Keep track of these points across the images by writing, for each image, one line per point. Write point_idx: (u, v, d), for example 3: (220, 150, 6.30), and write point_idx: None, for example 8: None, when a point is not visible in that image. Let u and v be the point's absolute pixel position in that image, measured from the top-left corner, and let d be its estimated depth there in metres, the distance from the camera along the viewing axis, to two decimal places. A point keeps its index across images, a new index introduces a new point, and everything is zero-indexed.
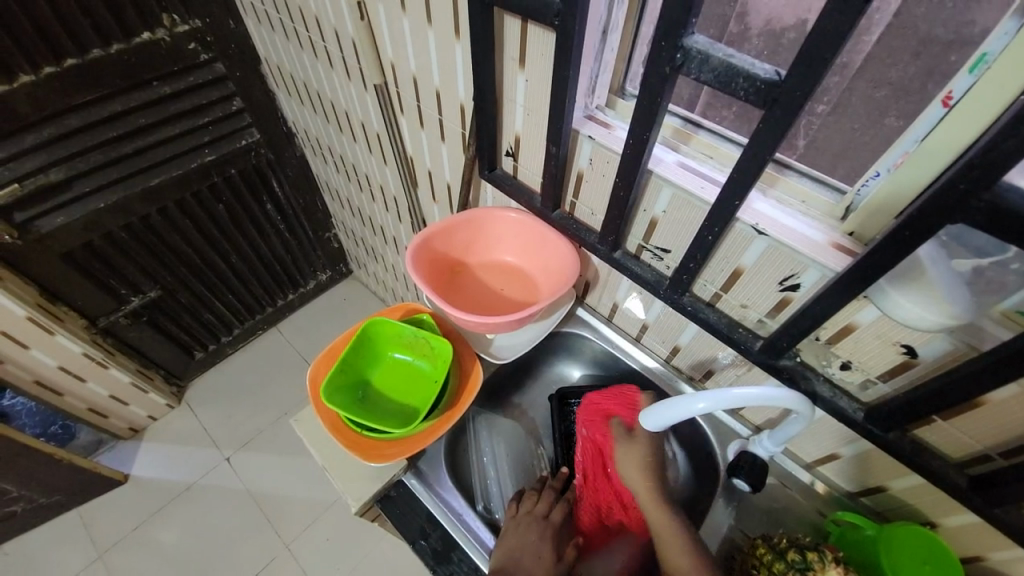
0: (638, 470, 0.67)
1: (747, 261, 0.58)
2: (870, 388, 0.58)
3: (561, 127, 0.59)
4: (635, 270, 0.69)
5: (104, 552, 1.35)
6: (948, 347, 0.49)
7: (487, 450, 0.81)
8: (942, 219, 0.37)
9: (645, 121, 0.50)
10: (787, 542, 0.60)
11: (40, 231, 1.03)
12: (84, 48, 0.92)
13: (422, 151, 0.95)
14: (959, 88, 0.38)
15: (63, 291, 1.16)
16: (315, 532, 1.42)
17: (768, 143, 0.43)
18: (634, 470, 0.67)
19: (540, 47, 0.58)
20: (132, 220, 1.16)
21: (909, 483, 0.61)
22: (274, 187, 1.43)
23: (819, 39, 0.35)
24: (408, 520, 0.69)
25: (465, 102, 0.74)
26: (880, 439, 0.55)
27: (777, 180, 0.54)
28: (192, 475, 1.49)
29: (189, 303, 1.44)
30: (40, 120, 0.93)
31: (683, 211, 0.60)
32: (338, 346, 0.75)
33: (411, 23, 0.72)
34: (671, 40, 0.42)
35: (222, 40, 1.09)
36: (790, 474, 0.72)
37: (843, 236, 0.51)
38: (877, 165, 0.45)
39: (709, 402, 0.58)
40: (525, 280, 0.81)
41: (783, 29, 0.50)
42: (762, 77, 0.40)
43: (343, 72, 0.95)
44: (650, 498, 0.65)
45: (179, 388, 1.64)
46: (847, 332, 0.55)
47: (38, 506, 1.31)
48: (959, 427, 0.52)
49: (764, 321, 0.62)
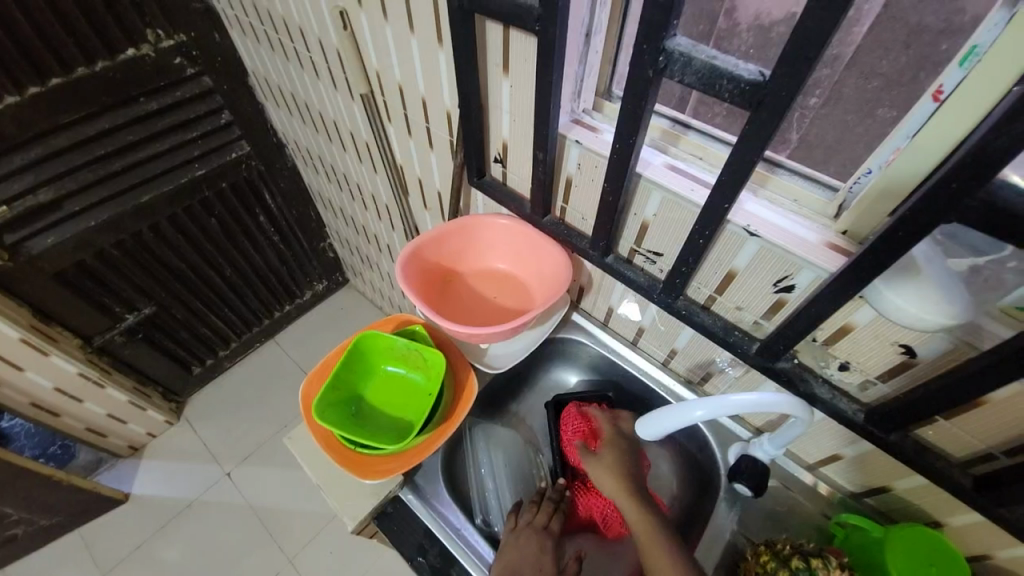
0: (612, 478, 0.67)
1: (739, 264, 0.57)
2: (869, 388, 0.57)
3: (547, 133, 0.58)
4: (627, 274, 0.67)
5: (107, 572, 1.34)
6: (947, 346, 0.48)
7: (484, 461, 0.78)
8: (937, 219, 0.36)
9: (631, 124, 0.49)
10: (791, 549, 0.59)
11: (30, 252, 1.02)
12: (69, 67, 0.91)
13: (412, 159, 0.94)
14: (949, 82, 0.37)
15: (55, 311, 1.15)
16: (319, 544, 1.41)
17: (757, 145, 0.42)
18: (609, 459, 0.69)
19: (523, 52, 0.57)
20: (123, 237, 1.15)
21: (912, 483, 0.60)
22: (267, 199, 1.42)
23: (804, 39, 0.34)
24: (405, 536, 0.68)
25: (451, 108, 0.73)
26: (881, 441, 0.54)
27: (767, 179, 0.53)
28: (194, 491, 1.48)
29: (183, 318, 1.43)
30: (26, 141, 0.92)
31: (673, 213, 0.59)
32: (330, 361, 0.74)
33: (393, 30, 0.71)
34: (654, 43, 0.42)
35: (208, 54, 1.09)
36: (790, 475, 0.72)
37: (837, 235, 0.50)
38: (869, 162, 0.45)
39: (707, 410, 0.58)
40: (518, 286, 0.80)
41: (771, 23, 0.49)
42: (746, 78, 0.39)
43: (329, 82, 0.94)
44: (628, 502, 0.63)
45: (177, 405, 1.63)
46: (845, 333, 0.54)
47: (38, 529, 1.30)
48: (961, 426, 0.51)
49: (759, 323, 0.61)
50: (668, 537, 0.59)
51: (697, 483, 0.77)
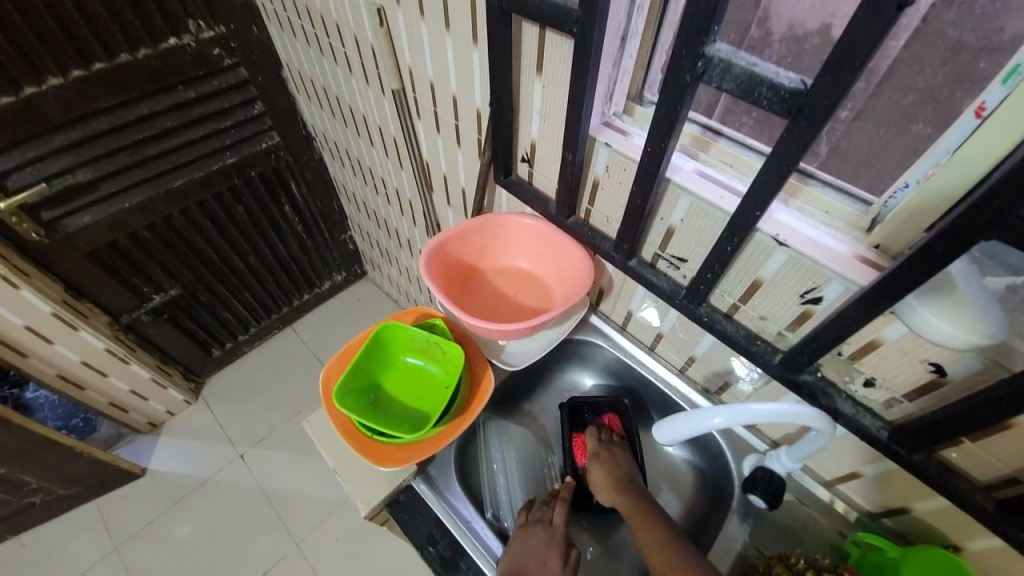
0: (603, 477, 0.70)
1: (766, 273, 0.57)
2: (894, 406, 0.56)
3: (578, 134, 0.58)
4: (651, 278, 0.67)
5: (121, 544, 1.38)
6: (981, 367, 0.46)
7: (497, 458, 0.80)
8: (977, 236, 0.35)
9: (664, 128, 0.49)
10: (805, 564, 0.59)
11: (66, 229, 1.05)
12: (112, 52, 0.94)
13: (438, 156, 0.95)
14: (992, 99, 0.36)
15: (86, 288, 1.18)
16: (326, 531, 1.43)
17: (793, 153, 0.41)
18: (600, 464, 0.71)
19: (558, 54, 0.57)
20: (155, 220, 1.18)
21: (934, 505, 0.59)
22: (292, 189, 1.45)
23: (849, 49, 0.34)
24: (417, 525, 0.68)
25: (481, 107, 0.74)
26: (904, 460, 0.53)
27: (799, 190, 0.52)
28: (207, 471, 1.52)
29: (207, 301, 1.46)
30: (68, 122, 0.95)
31: (701, 219, 0.59)
32: (351, 349, 0.76)
33: (429, 29, 0.72)
34: (693, 49, 0.42)
35: (245, 45, 1.11)
36: (806, 490, 0.71)
37: (868, 249, 0.49)
38: (907, 175, 0.44)
39: (725, 418, 0.58)
40: (538, 285, 0.80)
41: (805, 34, 0.48)
42: (787, 86, 0.38)
43: (361, 76, 0.96)
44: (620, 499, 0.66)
45: (196, 385, 1.66)
46: (872, 348, 0.53)
47: (58, 498, 1.34)
48: (989, 450, 0.50)
49: (783, 335, 0.61)
50: (659, 521, 0.62)
51: (710, 492, 0.76)
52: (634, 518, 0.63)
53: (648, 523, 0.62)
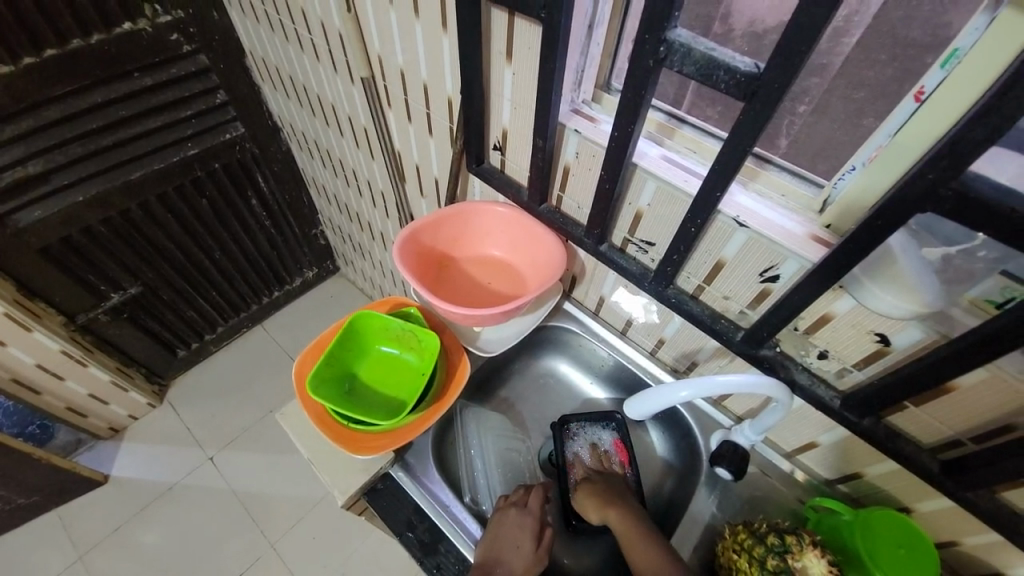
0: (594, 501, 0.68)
1: (728, 253, 0.59)
2: (846, 376, 0.60)
3: (547, 121, 0.59)
4: (620, 263, 0.70)
5: (84, 554, 1.33)
6: (921, 336, 0.50)
7: (474, 443, 0.81)
8: (913, 209, 0.38)
9: (629, 114, 0.51)
10: (767, 526, 0.62)
11: (18, 224, 1.01)
12: (64, 38, 0.90)
13: (410, 146, 0.95)
14: (930, 83, 0.39)
15: (40, 287, 1.13)
16: (302, 530, 1.41)
17: (749, 135, 0.44)
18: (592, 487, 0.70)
19: (527, 41, 0.58)
20: (112, 214, 1.14)
21: (886, 469, 0.63)
22: (259, 182, 1.41)
23: (797, 34, 0.36)
24: (396, 512, 0.69)
25: (452, 96, 0.74)
26: (856, 426, 0.57)
27: (757, 174, 0.55)
28: (175, 475, 1.47)
29: (170, 299, 1.41)
30: (18, 112, 0.91)
31: (667, 203, 0.61)
32: (325, 339, 0.75)
33: (398, 16, 0.72)
34: (655, 34, 0.43)
35: (205, 32, 1.08)
36: (769, 462, 0.74)
37: (821, 229, 0.52)
38: (853, 159, 0.47)
39: (691, 390, 0.60)
40: (511, 273, 0.81)
41: (764, 30, 0.50)
42: (742, 69, 0.41)
43: (330, 65, 0.94)
44: (617, 518, 0.65)
45: (161, 387, 1.61)
46: (824, 322, 0.57)
47: (15, 508, 1.28)
48: (932, 414, 0.54)
49: (745, 313, 0.64)
50: (648, 534, 0.62)
51: (681, 466, 0.80)
52: (628, 534, 0.63)
53: (644, 540, 0.62)
